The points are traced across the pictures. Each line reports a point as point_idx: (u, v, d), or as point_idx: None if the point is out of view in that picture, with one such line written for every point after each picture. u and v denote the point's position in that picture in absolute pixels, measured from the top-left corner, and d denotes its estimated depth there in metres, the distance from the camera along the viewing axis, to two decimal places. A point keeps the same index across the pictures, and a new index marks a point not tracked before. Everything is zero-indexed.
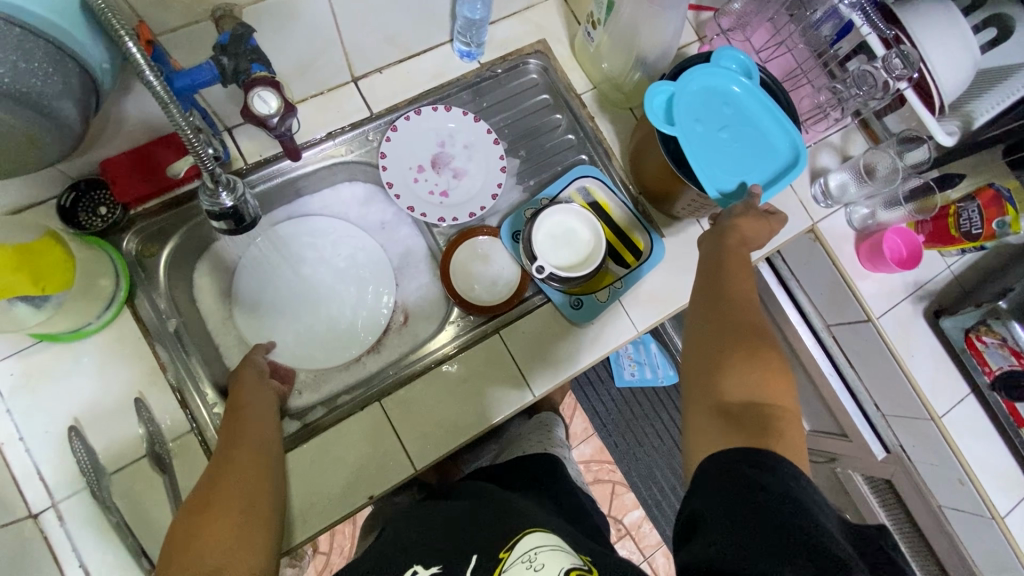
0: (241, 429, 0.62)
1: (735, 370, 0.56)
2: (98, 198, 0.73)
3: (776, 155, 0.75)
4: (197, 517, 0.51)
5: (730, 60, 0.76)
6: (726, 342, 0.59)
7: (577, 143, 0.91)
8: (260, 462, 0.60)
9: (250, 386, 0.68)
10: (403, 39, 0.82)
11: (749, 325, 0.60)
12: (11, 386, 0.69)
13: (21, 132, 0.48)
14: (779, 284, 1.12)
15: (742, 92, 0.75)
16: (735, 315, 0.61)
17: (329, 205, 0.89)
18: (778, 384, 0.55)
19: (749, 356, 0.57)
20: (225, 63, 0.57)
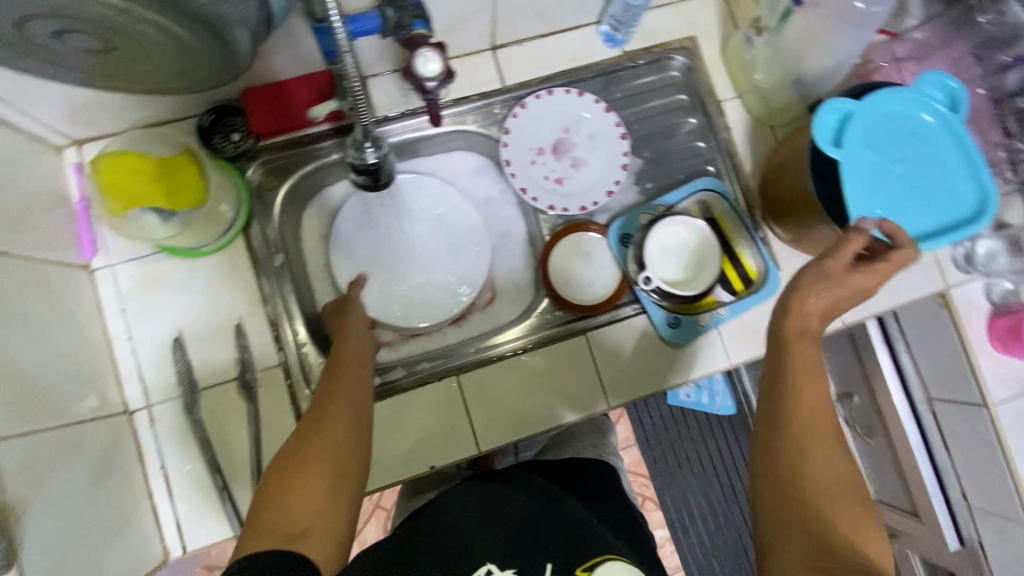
0: (335, 381, 0.62)
1: (821, 523, 0.48)
2: (232, 124, 0.73)
3: (953, 203, 0.70)
4: (287, 472, 0.52)
5: (931, 88, 0.71)
6: (809, 476, 0.51)
7: (705, 153, 0.85)
8: (352, 416, 0.58)
9: (351, 337, 0.68)
10: (551, 14, 0.78)
11: (822, 449, 0.52)
12: (129, 288, 0.74)
13: (191, 47, 0.47)
14: (884, 343, 1.00)
15: (935, 125, 0.70)
16: (805, 434, 0.53)
17: (439, 168, 0.87)
18: (869, 538, 0.47)
19: (830, 492, 0.50)
20: (390, 13, 0.56)
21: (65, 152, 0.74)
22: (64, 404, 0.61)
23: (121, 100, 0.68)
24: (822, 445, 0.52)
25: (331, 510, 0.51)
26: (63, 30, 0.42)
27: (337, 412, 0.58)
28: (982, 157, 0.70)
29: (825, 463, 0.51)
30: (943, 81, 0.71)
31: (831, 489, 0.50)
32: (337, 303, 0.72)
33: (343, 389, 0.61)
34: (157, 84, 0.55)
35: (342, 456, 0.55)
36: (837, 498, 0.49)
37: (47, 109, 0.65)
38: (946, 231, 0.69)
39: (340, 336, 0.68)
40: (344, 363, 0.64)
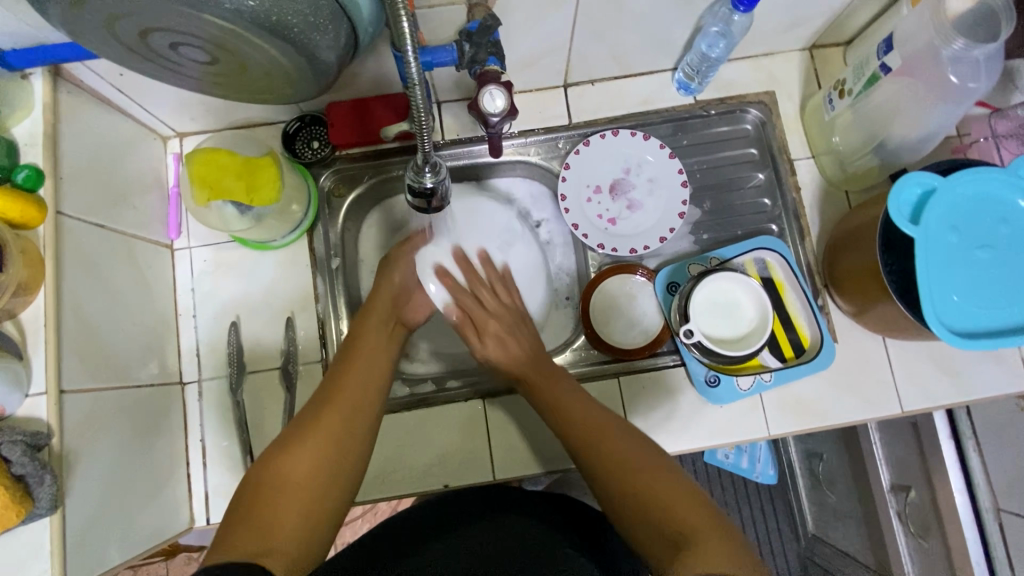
0: (319, 421, 0.60)
1: (650, 488, 0.55)
2: (314, 133, 0.81)
3: None
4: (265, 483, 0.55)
5: None
6: (625, 463, 0.57)
7: (770, 211, 0.82)
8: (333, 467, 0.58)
9: (362, 356, 0.67)
10: (627, 59, 0.80)
11: (634, 460, 0.58)
12: (201, 269, 0.80)
13: (284, 69, 0.52)
14: (951, 438, 0.90)
15: None
16: (593, 444, 0.60)
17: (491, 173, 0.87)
18: (675, 490, 0.55)
19: (644, 472, 0.56)
20: (466, 49, 0.60)
21: (169, 142, 0.82)
22: (128, 367, 0.67)
23: (223, 103, 0.75)
24: (638, 462, 0.57)
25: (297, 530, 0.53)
26: (177, 42, 0.48)
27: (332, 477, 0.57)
28: None
29: (648, 478, 0.56)
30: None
31: (641, 480, 0.56)
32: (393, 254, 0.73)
33: (321, 434, 0.59)
34: (251, 97, 0.59)
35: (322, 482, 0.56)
36: (649, 482, 0.55)
37: (160, 104, 0.73)
38: None
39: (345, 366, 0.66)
40: (343, 397, 0.62)
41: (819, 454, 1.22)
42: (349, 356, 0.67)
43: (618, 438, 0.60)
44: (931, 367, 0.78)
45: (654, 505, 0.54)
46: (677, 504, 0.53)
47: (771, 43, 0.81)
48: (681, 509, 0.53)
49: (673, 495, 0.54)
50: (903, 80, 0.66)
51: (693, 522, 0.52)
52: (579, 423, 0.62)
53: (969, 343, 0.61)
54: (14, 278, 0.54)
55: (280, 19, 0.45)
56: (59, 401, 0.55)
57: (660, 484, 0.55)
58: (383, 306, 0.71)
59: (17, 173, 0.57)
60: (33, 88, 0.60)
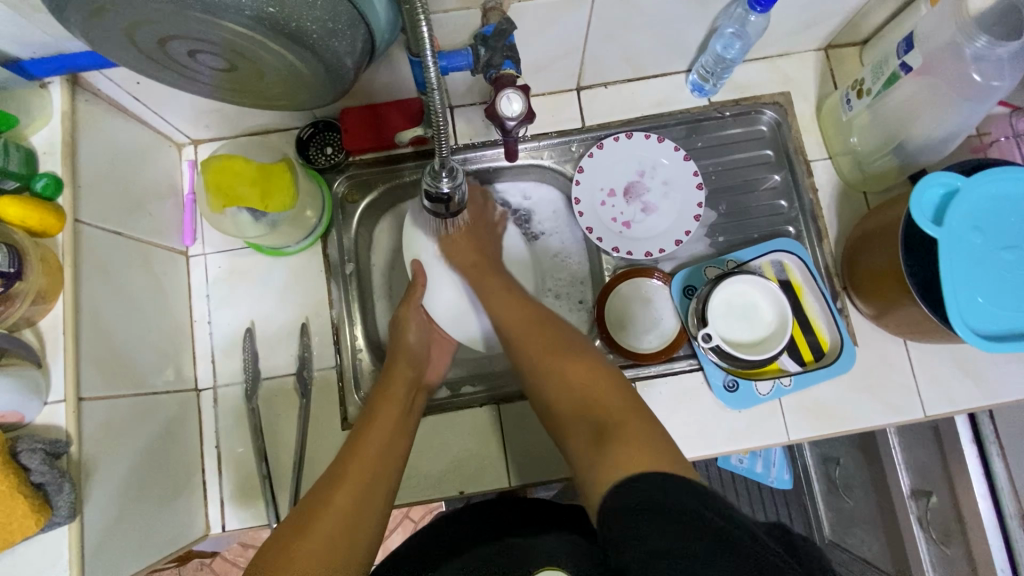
0: (331, 503, 0.54)
1: (581, 384, 0.56)
2: (328, 139, 0.81)
3: None
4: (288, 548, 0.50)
5: None
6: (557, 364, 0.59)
7: (787, 213, 0.81)
8: (345, 562, 0.51)
9: (377, 435, 0.63)
10: (641, 61, 0.79)
11: (565, 362, 0.59)
12: (216, 276, 0.81)
13: (300, 76, 0.51)
14: (974, 443, 0.89)
15: None
16: (532, 350, 0.62)
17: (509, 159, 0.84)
18: (606, 387, 0.55)
19: (574, 368, 0.58)
20: (482, 53, 0.60)
21: (184, 149, 0.83)
22: (145, 374, 0.67)
23: (238, 111, 0.76)
24: (570, 362, 0.59)
25: None
26: (196, 50, 0.48)
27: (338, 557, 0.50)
28: None
29: (580, 375, 0.57)
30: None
31: (574, 379, 0.57)
32: (402, 308, 0.76)
33: (332, 518, 0.53)
34: (266, 103, 0.59)
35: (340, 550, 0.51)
36: (575, 371, 0.58)
37: (176, 112, 0.74)
38: None
39: (361, 442, 0.62)
40: (355, 476, 0.58)
41: (835, 458, 1.20)
42: (363, 435, 0.63)
43: (553, 337, 0.62)
44: (955, 371, 0.76)
45: (581, 394, 0.55)
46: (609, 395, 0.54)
47: (786, 44, 0.81)
48: (609, 399, 0.54)
49: (602, 387, 0.55)
50: (923, 79, 0.65)
51: (617, 409, 0.52)
52: (524, 333, 0.64)
53: (995, 346, 0.60)
54: (33, 286, 0.54)
55: (299, 26, 0.44)
56: (78, 408, 0.55)
57: (598, 379, 0.56)
58: (400, 384, 0.69)
59: (36, 182, 0.57)
60: (51, 96, 0.60)
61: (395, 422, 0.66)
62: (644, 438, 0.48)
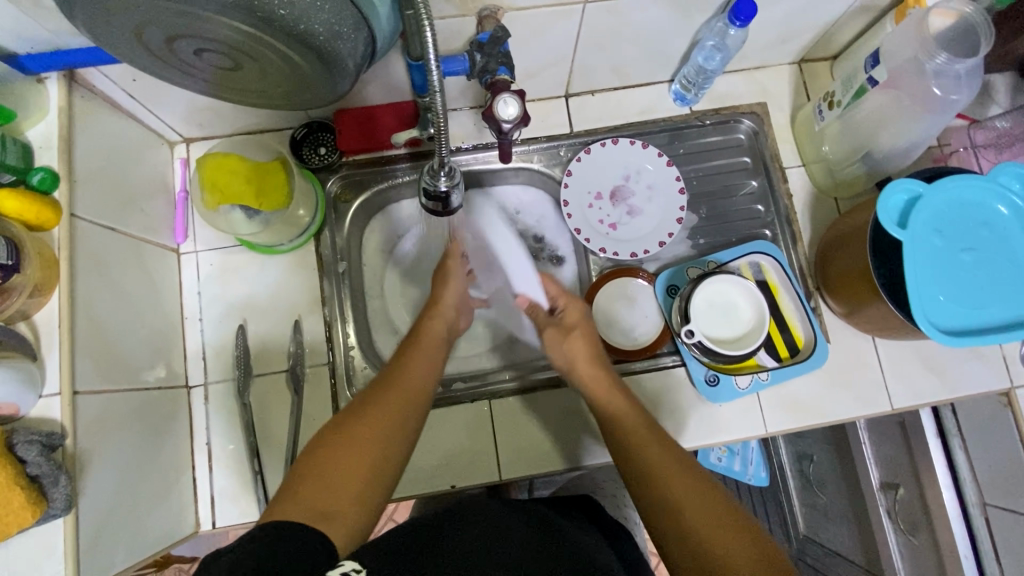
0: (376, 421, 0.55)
1: (722, 533, 0.50)
2: (322, 139, 0.82)
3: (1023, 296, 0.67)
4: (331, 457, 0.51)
5: (1010, 177, 0.69)
6: (695, 499, 0.52)
7: (764, 217, 0.85)
8: (381, 462, 0.53)
9: (394, 395, 0.58)
10: (627, 70, 0.83)
11: (692, 499, 0.52)
12: (208, 273, 0.81)
13: (303, 76, 0.53)
14: (937, 437, 0.94)
15: (1009, 218, 0.68)
16: (663, 475, 0.55)
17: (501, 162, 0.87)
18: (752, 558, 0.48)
19: (707, 514, 0.51)
20: (478, 59, 0.63)
21: (176, 147, 0.83)
22: (137, 370, 0.67)
23: (232, 110, 0.77)
24: (698, 504, 0.52)
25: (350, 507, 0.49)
26: (201, 48, 0.49)
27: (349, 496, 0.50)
28: None
29: (712, 524, 0.50)
30: (1022, 174, 0.68)
31: (713, 526, 0.50)
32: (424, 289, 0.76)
33: (376, 430, 0.54)
34: (263, 101, 0.60)
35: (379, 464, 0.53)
36: (717, 524, 0.50)
37: (171, 110, 0.74)
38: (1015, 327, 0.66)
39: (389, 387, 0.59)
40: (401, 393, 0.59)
41: (809, 455, 1.25)
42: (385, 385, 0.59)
43: (681, 469, 0.55)
44: (919, 367, 0.81)
45: (716, 555, 0.49)
46: (684, 489, 0.53)
47: (763, 57, 0.85)
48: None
49: (720, 526, 0.50)
50: (888, 92, 0.70)
51: None
52: (634, 441, 0.58)
53: (956, 341, 0.64)
54: (29, 280, 0.54)
55: (307, 28, 0.46)
56: (73, 402, 0.56)
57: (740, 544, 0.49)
58: (436, 331, 0.68)
59: (32, 176, 0.58)
60: (47, 92, 0.61)
61: (425, 369, 0.62)
62: None
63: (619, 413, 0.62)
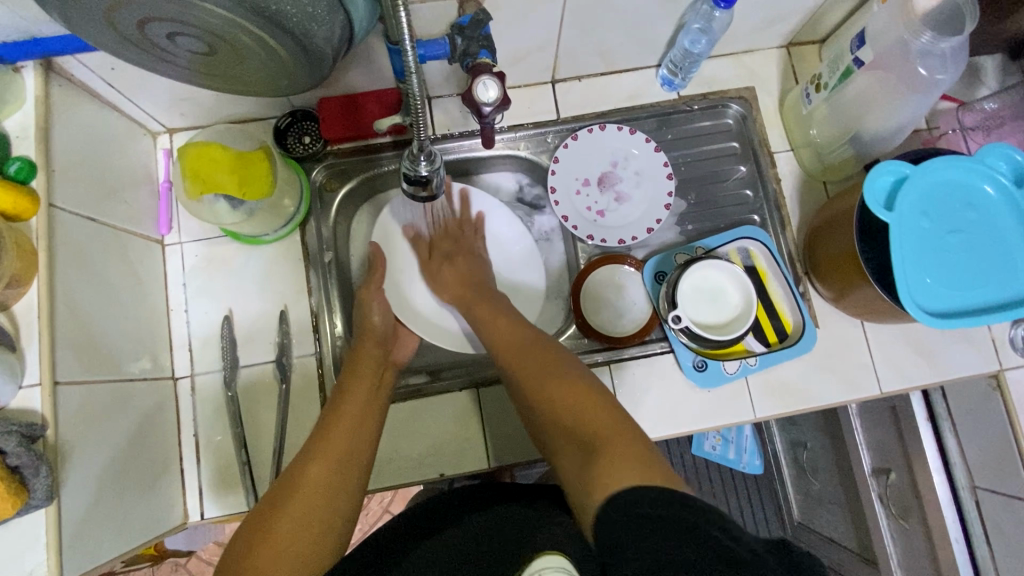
0: (319, 451, 0.60)
1: (575, 402, 0.55)
2: (306, 128, 0.82)
3: (1008, 278, 0.67)
4: (276, 504, 0.56)
5: (997, 158, 0.68)
6: (549, 381, 0.59)
7: (752, 202, 0.85)
8: (330, 493, 0.57)
9: (342, 434, 0.62)
10: (613, 55, 0.82)
11: (551, 385, 0.58)
12: (193, 264, 0.80)
13: (279, 60, 0.52)
14: (928, 421, 0.93)
15: (997, 199, 0.68)
16: (525, 372, 0.61)
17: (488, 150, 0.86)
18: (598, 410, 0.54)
19: (561, 391, 0.57)
20: (459, 43, 0.62)
21: (159, 138, 0.82)
22: (121, 362, 0.66)
23: (214, 98, 0.76)
24: (555, 385, 0.58)
25: (300, 543, 0.53)
26: (174, 32, 0.49)
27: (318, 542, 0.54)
28: None
29: (563, 395, 0.56)
30: (1009, 154, 0.68)
31: (565, 402, 0.56)
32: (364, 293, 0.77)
33: (326, 460, 0.59)
34: (241, 88, 0.60)
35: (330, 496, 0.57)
36: (568, 395, 0.56)
37: (151, 100, 0.73)
38: (1004, 308, 0.66)
39: (328, 430, 0.62)
40: (344, 424, 0.63)
41: (803, 442, 1.25)
42: (328, 428, 0.63)
43: (539, 362, 0.61)
44: (909, 350, 0.81)
45: (568, 416, 0.55)
46: (593, 414, 0.54)
47: (751, 40, 0.84)
48: (601, 423, 0.52)
49: (576, 394, 0.56)
50: (875, 73, 0.69)
51: (600, 427, 0.52)
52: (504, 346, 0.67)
53: (943, 323, 0.64)
54: (8, 268, 0.53)
55: (280, 9, 0.45)
56: (54, 392, 0.55)
57: (593, 405, 0.54)
58: (369, 358, 0.71)
59: (9, 165, 0.57)
60: (23, 80, 0.60)
61: (364, 407, 0.66)
62: (633, 457, 0.47)
63: (520, 361, 0.63)
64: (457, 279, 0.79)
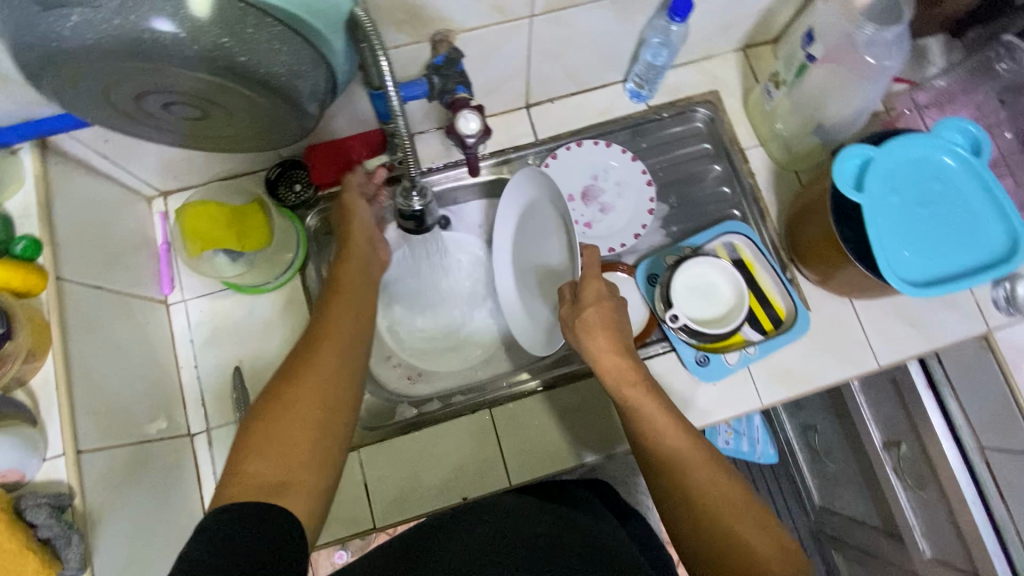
0: (315, 355, 0.59)
1: (740, 523, 0.56)
2: (296, 176, 0.84)
3: (983, 242, 0.70)
4: (277, 399, 0.55)
5: (954, 132, 0.72)
6: (707, 488, 0.57)
7: (731, 198, 0.89)
8: (326, 408, 0.56)
9: (329, 348, 0.60)
10: (582, 75, 0.86)
11: (714, 495, 0.57)
12: (198, 320, 0.82)
13: (269, 117, 0.55)
14: (929, 388, 0.95)
15: (959, 170, 0.72)
16: (687, 467, 0.59)
17: (474, 177, 0.89)
18: (766, 541, 0.55)
19: (724, 505, 0.57)
20: (436, 81, 0.65)
21: (154, 202, 0.84)
22: (137, 422, 0.67)
23: (205, 158, 0.78)
24: (719, 497, 0.57)
25: (302, 459, 0.53)
26: (170, 102, 0.51)
27: (298, 482, 0.52)
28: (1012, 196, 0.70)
29: (725, 509, 0.56)
30: (962, 127, 0.72)
31: (727, 515, 0.56)
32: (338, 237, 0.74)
33: (319, 366, 0.58)
34: (233, 146, 0.62)
35: (327, 408, 0.56)
36: (734, 515, 0.56)
37: (144, 165, 0.76)
38: (981, 271, 0.69)
39: (321, 327, 0.63)
40: (334, 334, 0.62)
41: (813, 427, 1.27)
42: (317, 338, 0.61)
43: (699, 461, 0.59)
44: (899, 321, 0.84)
45: (733, 538, 0.55)
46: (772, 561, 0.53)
47: (708, 47, 0.89)
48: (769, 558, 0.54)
49: (738, 513, 0.56)
50: (828, 65, 0.74)
51: (769, 563, 0.53)
52: (659, 428, 0.61)
53: (925, 292, 0.67)
54: (22, 346, 0.55)
55: (269, 71, 0.48)
56: (78, 461, 0.56)
57: (760, 534, 0.55)
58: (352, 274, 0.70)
59: (15, 245, 0.59)
60: (22, 162, 0.62)
61: (352, 323, 0.65)
62: None
63: (696, 474, 0.58)
64: (613, 344, 0.67)
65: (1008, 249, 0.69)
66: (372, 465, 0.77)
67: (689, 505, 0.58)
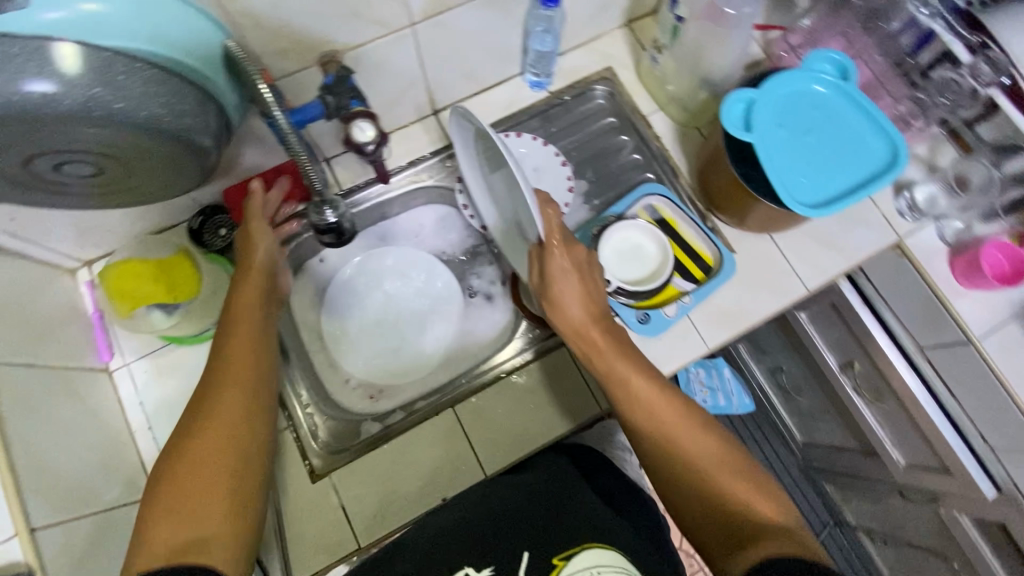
0: (216, 407, 0.61)
1: (723, 472, 0.58)
2: (219, 222, 0.82)
3: (868, 156, 0.75)
4: (182, 462, 0.57)
5: (822, 62, 0.78)
6: (690, 438, 0.60)
7: (643, 163, 0.94)
8: (235, 458, 0.59)
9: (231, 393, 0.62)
10: (479, 74, 0.89)
11: (698, 449, 0.60)
12: (144, 381, 0.81)
13: (167, 161, 0.56)
14: (864, 304, 0.99)
15: (833, 96, 0.78)
16: (667, 421, 0.61)
17: (396, 191, 0.91)
18: (748, 484, 0.57)
19: (707, 456, 0.59)
20: (330, 100, 0.67)
21: (78, 273, 0.84)
22: (94, 491, 0.66)
23: (121, 219, 0.78)
24: (704, 450, 0.60)
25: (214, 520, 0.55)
26: (62, 162, 0.52)
27: (219, 536, 0.54)
28: (882, 109, 0.76)
29: (707, 460, 0.59)
30: (828, 57, 0.78)
31: (708, 461, 0.59)
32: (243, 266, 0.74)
33: (219, 418, 0.60)
34: (141, 196, 0.63)
35: (238, 456, 0.59)
36: (714, 462, 0.59)
37: (59, 238, 0.76)
38: (871, 182, 0.74)
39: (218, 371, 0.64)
40: (233, 376, 0.64)
41: (780, 368, 1.32)
42: (217, 389, 0.62)
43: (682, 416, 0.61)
44: (818, 246, 0.89)
45: (715, 482, 0.58)
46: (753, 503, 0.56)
47: (592, 28, 0.94)
48: (750, 498, 0.56)
49: (719, 460, 0.59)
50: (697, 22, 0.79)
51: (749, 503, 0.56)
52: (638, 387, 0.64)
53: (824, 210, 0.71)
54: None
55: (150, 114, 0.49)
56: (32, 539, 0.54)
57: (741, 478, 0.58)
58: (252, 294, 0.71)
59: None
60: None
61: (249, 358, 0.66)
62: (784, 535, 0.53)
63: (678, 427, 0.61)
64: (585, 304, 0.68)
65: (889, 157, 0.75)
66: (346, 486, 0.77)
67: (672, 455, 0.60)
